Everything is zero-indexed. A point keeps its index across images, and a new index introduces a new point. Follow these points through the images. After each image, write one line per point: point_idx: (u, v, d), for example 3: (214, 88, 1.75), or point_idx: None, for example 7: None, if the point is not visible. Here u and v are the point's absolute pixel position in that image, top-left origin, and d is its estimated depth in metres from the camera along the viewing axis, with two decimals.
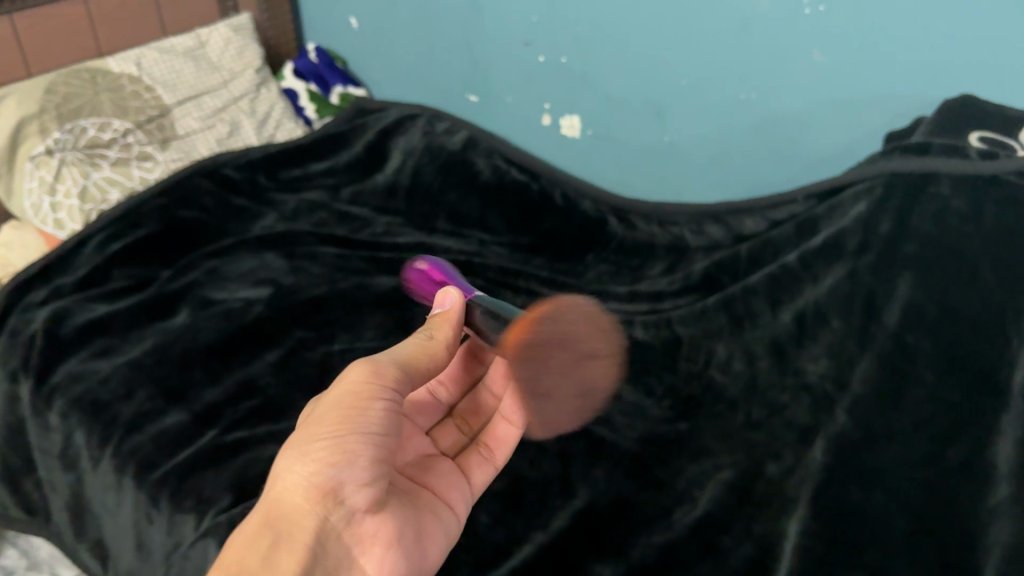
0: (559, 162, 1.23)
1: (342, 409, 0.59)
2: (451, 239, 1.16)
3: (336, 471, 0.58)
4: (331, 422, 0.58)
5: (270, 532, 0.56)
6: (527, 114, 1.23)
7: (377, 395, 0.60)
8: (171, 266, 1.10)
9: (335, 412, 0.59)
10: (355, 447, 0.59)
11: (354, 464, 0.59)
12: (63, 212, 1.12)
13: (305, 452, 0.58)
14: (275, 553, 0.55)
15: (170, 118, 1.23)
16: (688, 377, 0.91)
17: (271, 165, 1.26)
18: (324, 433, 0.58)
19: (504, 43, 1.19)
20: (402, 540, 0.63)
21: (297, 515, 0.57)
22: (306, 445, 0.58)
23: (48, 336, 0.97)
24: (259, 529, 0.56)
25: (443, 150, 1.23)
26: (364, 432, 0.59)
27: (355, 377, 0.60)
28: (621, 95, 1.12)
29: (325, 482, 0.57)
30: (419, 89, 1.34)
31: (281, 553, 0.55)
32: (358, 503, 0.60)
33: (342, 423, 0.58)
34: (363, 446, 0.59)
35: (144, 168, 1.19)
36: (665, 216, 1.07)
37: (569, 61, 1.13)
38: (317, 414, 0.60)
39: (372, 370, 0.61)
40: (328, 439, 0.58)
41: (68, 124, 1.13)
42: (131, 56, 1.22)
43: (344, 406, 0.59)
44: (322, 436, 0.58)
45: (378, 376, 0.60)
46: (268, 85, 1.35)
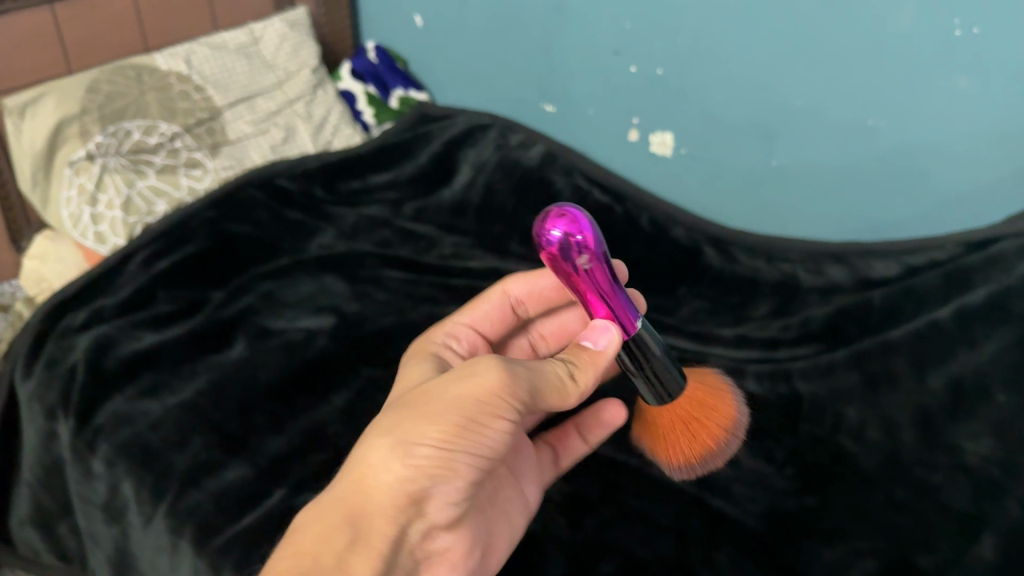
0: (643, 182, 1.13)
1: (453, 416, 0.58)
2: (527, 265, 1.05)
3: (432, 485, 0.57)
4: (437, 428, 0.58)
5: (348, 523, 0.55)
6: (611, 128, 1.12)
7: (498, 414, 0.59)
8: (221, 288, 1.00)
9: (447, 418, 0.58)
10: (456, 464, 0.58)
11: (453, 474, 0.58)
12: (105, 224, 1.02)
13: (405, 451, 0.57)
14: (353, 552, 0.54)
15: (221, 121, 1.13)
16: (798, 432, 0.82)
17: (328, 175, 1.15)
18: (435, 443, 0.57)
19: (590, 50, 1.08)
20: (471, 553, 0.62)
21: (381, 511, 0.56)
22: (411, 445, 0.57)
23: (90, 368, 0.87)
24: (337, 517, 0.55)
25: (519, 166, 1.13)
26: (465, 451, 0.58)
27: (485, 387, 0.59)
28: (723, 114, 1.00)
29: (416, 491, 0.57)
30: (488, 95, 1.23)
31: (359, 550, 0.54)
32: (439, 519, 0.59)
33: (447, 432, 0.58)
34: (469, 460, 0.59)
35: (192, 177, 1.09)
36: (775, 251, 0.98)
37: (666, 73, 1.02)
38: (428, 410, 0.59)
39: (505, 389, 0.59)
40: (438, 438, 0.57)
41: (112, 127, 1.03)
42: (180, 52, 1.11)
43: (465, 416, 0.58)
44: (424, 440, 0.57)
45: (505, 390, 0.59)
46: (325, 86, 1.24)
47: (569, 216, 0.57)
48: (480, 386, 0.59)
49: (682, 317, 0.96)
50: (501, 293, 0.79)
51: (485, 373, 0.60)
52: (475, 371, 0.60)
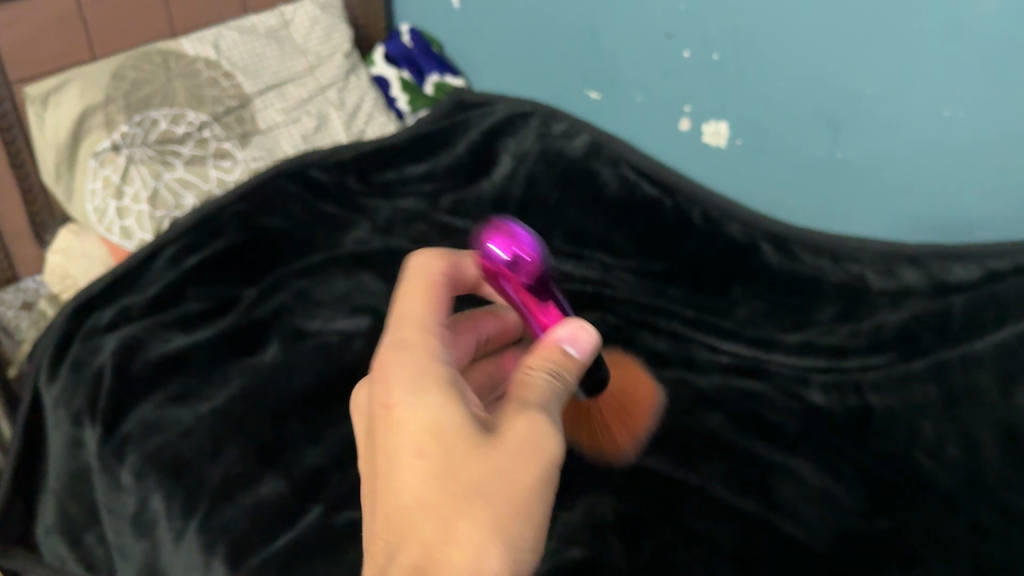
0: (694, 173, 1.07)
1: (538, 496, 0.46)
2: (572, 262, 0.99)
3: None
4: (533, 513, 0.46)
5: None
6: (661, 117, 1.06)
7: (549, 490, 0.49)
8: (253, 285, 0.96)
9: (534, 500, 0.46)
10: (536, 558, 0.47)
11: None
12: (131, 219, 0.97)
13: (507, 554, 0.43)
14: None
15: (251, 109, 1.08)
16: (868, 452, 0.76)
17: (363, 166, 1.10)
18: (528, 529, 0.45)
19: (640, 34, 1.02)
20: None
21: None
22: (517, 541, 0.44)
23: (117, 373, 0.83)
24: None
25: (562, 158, 1.08)
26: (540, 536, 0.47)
27: (549, 457, 0.48)
28: (784, 103, 0.94)
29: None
30: (528, 81, 1.17)
31: None
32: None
33: (535, 519, 0.46)
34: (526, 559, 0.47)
35: (222, 168, 1.04)
36: (842, 251, 0.92)
37: (722, 58, 0.96)
38: (513, 489, 0.45)
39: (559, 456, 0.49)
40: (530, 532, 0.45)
41: (138, 115, 0.98)
42: (208, 36, 1.06)
43: (541, 499, 0.46)
44: (524, 533, 0.45)
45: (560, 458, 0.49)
46: (358, 72, 1.18)
47: (512, 234, 0.57)
48: (546, 459, 0.47)
49: (740, 320, 0.91)
50: (440, 281, 0.60)
51: (546, 440, 0.48)
52: (528, 429, 0.48)
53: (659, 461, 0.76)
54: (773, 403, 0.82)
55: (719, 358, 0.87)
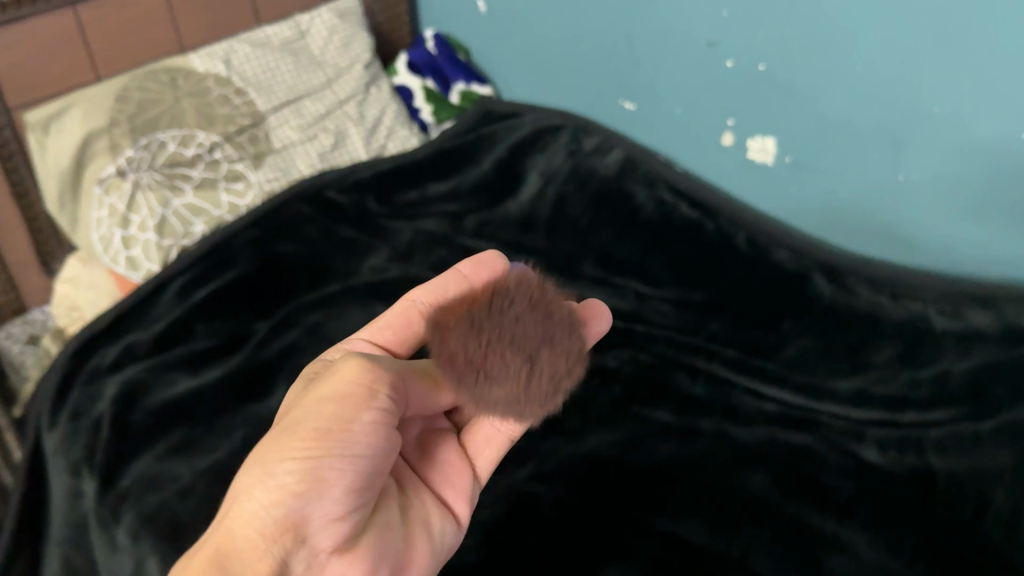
0: (738, 192, 0.98)
1: (313, 419, 0.50)
2: (603, 291, 0.92)
3: (300, 501, 0.49)
4: (301, 432, 0.50)
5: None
6: (701, 130, 0.97)
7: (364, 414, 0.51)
8: (265, 318, 0.90)
9: (308, 421, 0.50)
10: (330, 471, 0.49)
11: (334, 497, 0.49)
12: (137, 249, 0.92)
13: (259, 485, 0.49)
14: None
15: (265, 127, 1.02)
16: (934, 521, 0.68)
17: (383, 185, 1.04)
18: (289, 444, 0.49)
19: (680, 42, 0.93)
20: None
21: (246, 558, 0.48)
22: (274, 452, 0.50)
23: (116, 422, 0.79)
24: (206, 566, 0.48)
25: (595, 176, 1.01)
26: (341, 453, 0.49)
27: (333, 388, 0.51)
28: (839, 118, 0.85)
29: (284, 519, 0.48)
30: (559, 90, 1.10)
31: None
32: (329, 545, 0.50)
33: (305, 437, 0.50)
34: (334, 478, 0.49)
35: (234, 192, 0.99)
36: (901, 285, 0.85)
37: (768, 69, 0.87)
38: (290, 418, 0.51)
39: (347, 383, 0.51)
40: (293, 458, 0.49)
41: (144, 138, 0.93)
42: (219, 51, 1.00)
43: (315, 426, 0.50)
44: (286, 451, 0.49)
45: (353, 386, 0.51)
46: (379, 83, 1.12)
47: None
48: (325, 392, 0.51)
49: (787, 360, 0.83)
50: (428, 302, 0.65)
51: (333, 377, 0.52)
52: (334, 371, 0.53)
53: (694, 527, 0.68)
54: (824, 461, 0.74)
55: (763, 405, 0.80)
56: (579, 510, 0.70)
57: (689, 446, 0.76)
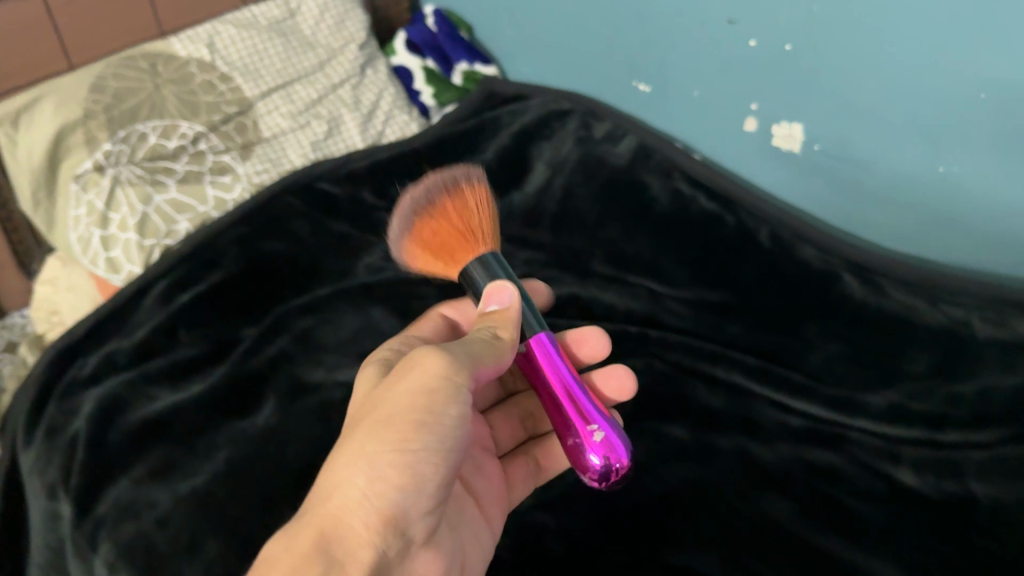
0: (760, 182, 0.91)
1: (405, 416, 0.50)
2: (613, 290, 0.85)
3: (400, 496, 0.49)
4: (395, 429, 0.50)
5: (328, 543, 0.45)
6: (720, 115, 0.90)
7: (416, 424, 0.50)
8: (254, 324, 0.85)
9: (403, 417, 0.50)
10: (420, 469, 0.50)
11: (409, 500, 0.49)
12: (118, 249, 0.87)
13: (366, 465, 0.48)
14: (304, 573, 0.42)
15: (253, 115, 0.96)
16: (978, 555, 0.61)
17: (379, 175, 0.97)
18: (386, 440, 0.49)
19: (696, 19, 0.86)
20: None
21: (355, 527, 0.47)
22: (370, 453, 0.49)
23: (92, 442, 0.74)
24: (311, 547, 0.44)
25: (606, 166, 0.94)
26: (431, 452, 0.51)
27: (417, 377, 0.52)
28: (871, 104, 0.78)
29: (387, 506, 0.48)
30: (567, 70, 1.02)
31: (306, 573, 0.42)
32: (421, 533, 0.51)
33: (402, 430, 0.50)
34: (412, 483, 0.49)
35: (220, 186, 0.92)
36: (937, 290, 0.78)
37: (795, 49, 0.80)
38: (381, 403, 0.53)
39: (423, 381, 0.52)
40: (389, 452, 0.49)
41: (123, 130, 0.87)
42: (201, 34, 0.94)
43: (403, 426, 0.50)
44: (382, 447, 0.49)
45: (430, 386, 0.52)
46: (376, 64, 1.05)
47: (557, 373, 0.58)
48: (405, 394, 0.51)
49: (811, 367, 0.76)
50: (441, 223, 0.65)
51: (406, 377, 0.52)
52: (419, 356, 0.54)
53: (711, 561, 0.62)
54: (854, 485, 0.68)
55: (787, 419, 0.73)
56: (587, 543, 0.64)
57: (707, 468, 0.69)
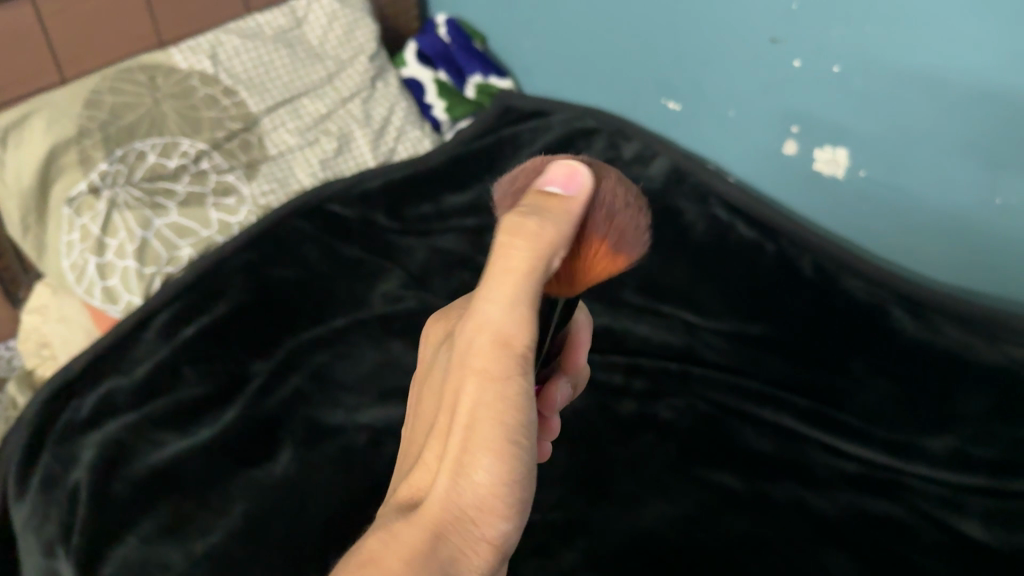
0: (798, 206, 0.87)
1: (498, 413, 0.35)
2: (648, 323, 0.80)
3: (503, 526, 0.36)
4: (490, 437, 0.35)
5: (439, 571, 0.33)
6: (757, 136, 0.86)
7: (517, 439, 0.35)
8: (265, 358, 0.79)
9: (496, 419, 0.35)
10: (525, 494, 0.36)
11: (518, 525, 0.37)
12: (115, 278, 0.80)
13: (460, 480, 0.35)
14: None
15: (258, 131, 0.90)
16: None
17: (393, 197, 0.92)
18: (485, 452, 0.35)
19: (736, 36, 0.81)
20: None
21: (463, 560, 0.35)
22: (464, 465, 0.35)
23: (93, 495, 0.67)
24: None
25: (637, 189, 0.89)
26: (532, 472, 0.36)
27: (494, 365, 0.35)
28: (925, 130, 0.73)
29: (491, 541, 0.36)
30: (591, 86, 0.97)
31: None
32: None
33: (500, 435, 0.35)
34: (520, 504, 0.37)
35: (224, 208, 0.86)
36: (998, 329, 0.74)
37: (843, 71, 0.76)
38: (457, 386, 0.36)
39: (494, 371, 0.35)
40: (489, 459, 0.35)
41: (120, 149, 0.81)
42: (204, 44, 0.88)
43: (499, 433, 0.35)
44: (481, 461, 0.35)
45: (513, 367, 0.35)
46: (386, 76, 0.99)
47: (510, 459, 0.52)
48: (482, 386, 0.35)
49: (865, 407, 0.72)
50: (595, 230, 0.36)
51: (474, 345, 0.35)
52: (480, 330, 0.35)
53: None
54: (921, 538, 0.63)
55: (845, 466, 0.68)
56: None
57: (764, 521, 0.65)
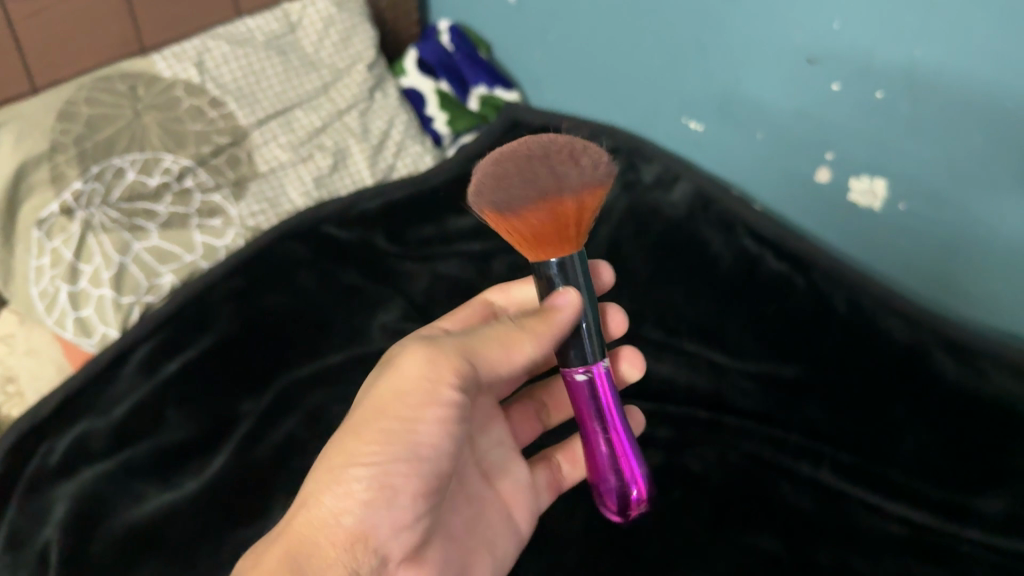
0: (830, 236, 0.82)
1: (381, 418, 0.46)
2: (669, 362, 0.76)
3: (377, 505, 0.45)
4: (365, 434, 0.45)
5: (291, 567, 0.42)
6: (788, 163, 0.80)
7: (383, 433, 0.46)
8: (256, 397, 0.72)
9: (376, 419, 0.46)
10: (396, 480, 0.45)
11: (385, 516, 0.45)
12: (89, 307, 0.73)
13: (335, 480, 0.45)
14: None
15: (247, 145, 0.83)
16: None
17: (394, 219, 0.85)
18: (354, 449, 0.45)
19: (768, 54, 0.75)
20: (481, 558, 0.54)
21: (323, 543, 0.44)
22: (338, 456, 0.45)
23: (67, 558, 0.61)
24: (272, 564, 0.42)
25: (658, 218, 0.85)
26: (400, 457, 0.45)
27: (401, 378, 0.47)
28: (973, 160, 0.67)
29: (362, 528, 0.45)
30: (607, 101, 0.92)
31: None
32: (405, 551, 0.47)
33: (372, 434, 0.45)
34: (396, 495, 0.46)
35: (210, 231, 0.79)
36: None
37: (887, 97, 0.70)
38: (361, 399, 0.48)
39: (392, 385, 0.46)
40: (358, 450, 0.45)
41: (96, 166, 0.74)
42: (190, 51, 0.81)
43: (370, 427, 0.45)
44: (348, 455, 0.45)
45: (424, 376, 0.46)
46: (385, 86, 0.92)
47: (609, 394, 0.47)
48: (375, 392, 0.47)
49: (911, 461, 0.67)
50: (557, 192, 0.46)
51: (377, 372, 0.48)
52: (402, 361, 0.47)
53: None
54: None
55: (889, 526, 0.64)
56: None
57: None
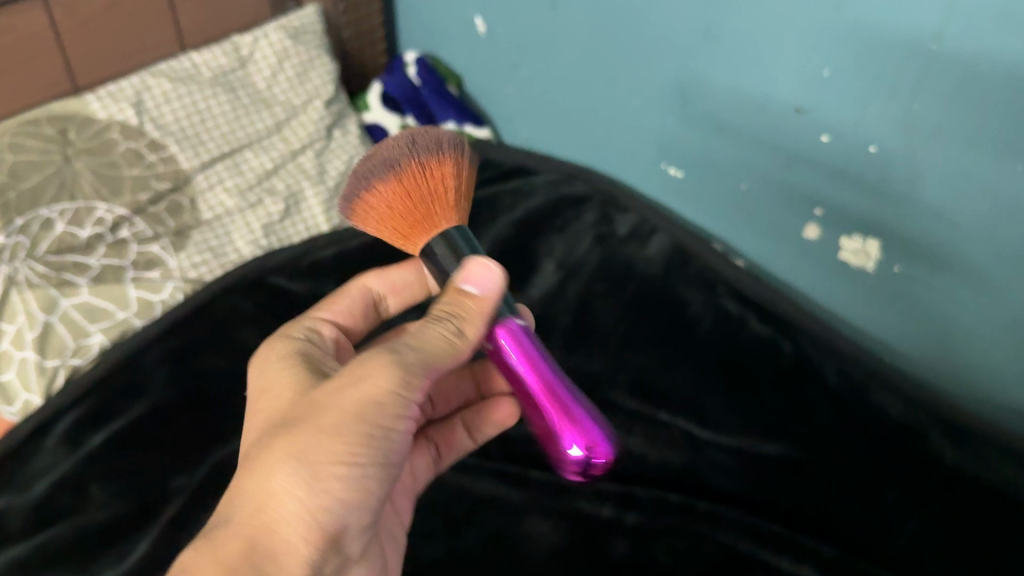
0: (821, 295, 0.75)
1: (358, 422, 0.40)
2: (640, 433, 0.68)
3: (344, 510, 0.40)
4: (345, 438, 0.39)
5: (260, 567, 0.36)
6: (774, 217, 0.74)
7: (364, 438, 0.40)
8: (190, 472, 0.65)
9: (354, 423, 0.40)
10: (362, 483, 0.41)
11: (355, 512, 0.41)
12: (11, 371, 0.68)
13: (311, 475, 0.39)
14: None
15: (190, 191, 0.78)
16: None
17: (350, 267, 0.79)
18: (330, 450, 0.39)
19: (751, 100, 0.69)
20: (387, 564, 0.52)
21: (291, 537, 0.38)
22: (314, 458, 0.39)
23: None
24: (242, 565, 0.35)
25: (633, 276, 0.78)
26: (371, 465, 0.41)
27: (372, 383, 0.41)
28: (976, 224, 0.61)
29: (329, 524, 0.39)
30: (581, 141, 0.86)
31: None
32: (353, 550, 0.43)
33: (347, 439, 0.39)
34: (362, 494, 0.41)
35: (146, 284, 0.73)
36: None
37: (882, 152, 0.63)
38: (320, 394, 0.41)
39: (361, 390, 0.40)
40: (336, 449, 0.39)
41: (21, 218, 0.68)
42: (129, 89, 0.75)
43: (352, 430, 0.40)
44: (321, 454, 0.39)
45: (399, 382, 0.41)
46: (345, 124, 0.88)
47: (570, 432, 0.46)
48: (349, 392, 0.40)
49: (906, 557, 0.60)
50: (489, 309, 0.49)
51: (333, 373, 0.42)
52: (373, 368, 0.41)
53: None
54: None
55: None
56: None
57: None
